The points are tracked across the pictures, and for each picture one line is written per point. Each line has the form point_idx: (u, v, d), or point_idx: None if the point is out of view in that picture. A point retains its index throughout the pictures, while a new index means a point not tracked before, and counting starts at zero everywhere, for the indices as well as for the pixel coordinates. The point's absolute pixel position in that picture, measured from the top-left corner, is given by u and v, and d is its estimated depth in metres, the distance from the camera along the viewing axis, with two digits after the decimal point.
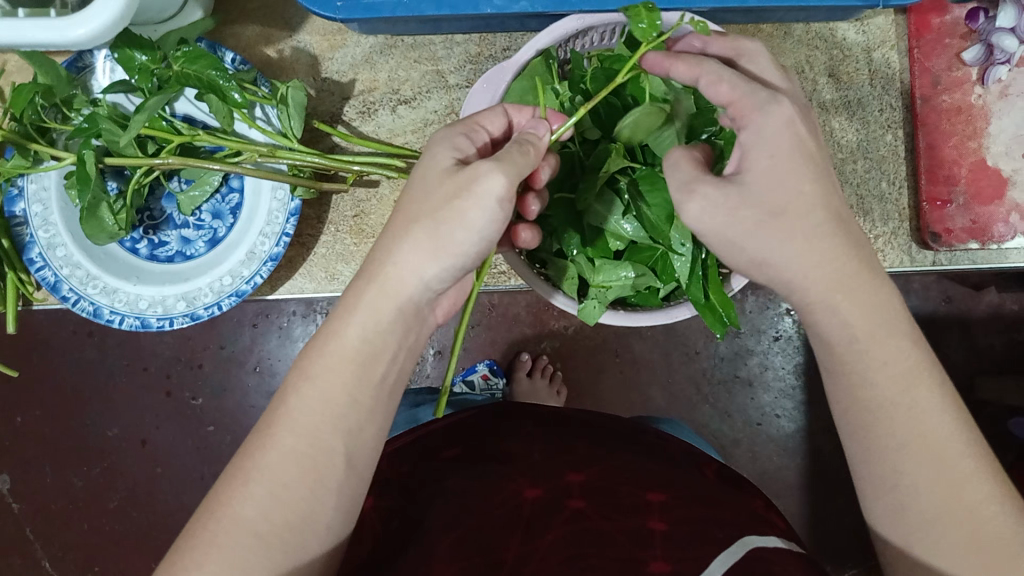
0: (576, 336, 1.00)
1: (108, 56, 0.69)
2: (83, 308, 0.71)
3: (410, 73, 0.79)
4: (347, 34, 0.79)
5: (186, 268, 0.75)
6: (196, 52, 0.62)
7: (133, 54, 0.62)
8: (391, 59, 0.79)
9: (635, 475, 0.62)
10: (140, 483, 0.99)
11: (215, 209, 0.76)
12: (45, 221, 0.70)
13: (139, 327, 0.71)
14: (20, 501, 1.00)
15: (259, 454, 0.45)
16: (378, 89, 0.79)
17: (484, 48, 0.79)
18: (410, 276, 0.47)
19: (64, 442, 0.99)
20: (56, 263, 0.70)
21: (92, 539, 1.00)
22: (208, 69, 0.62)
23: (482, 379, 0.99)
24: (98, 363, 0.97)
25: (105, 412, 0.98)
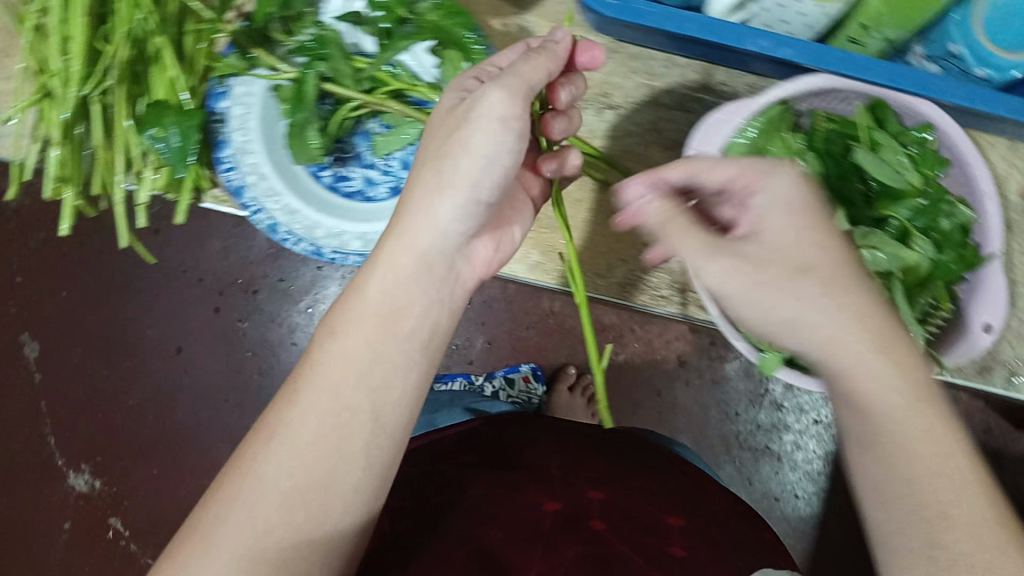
0: (623, 365, 1.00)
1: None
2: (261, 221, 0.68)
3: (625, 80, 0.71)
4: (576, 28, 0.72)
5: (365, 209, 0.71)
6: (454, 9, 0.62)
7: None
8: (610, 62, 0.71)
9: (653, 496, 0.63)
10: (164, 389, 0.99)
11: (406, 159, 0.71)
12: (243, 124, 0.67)
13: (311, 255, 0.68)
14: (43, 372, 0.98)
15: (285, 415, 0.45)
16: (589, 87, 0.71)
17: (706, 78, 0.71)
18: (430, 229, 0.50)
19: (103, 330, 0.98)
20: (244, 168, 0.67)
21: (102, 430, 0.98)
22: (461, 29, 0.62)
23: (522, 381, 0.98)
24: (156, 262, 0.97)
25: (151, 311, 0.98)
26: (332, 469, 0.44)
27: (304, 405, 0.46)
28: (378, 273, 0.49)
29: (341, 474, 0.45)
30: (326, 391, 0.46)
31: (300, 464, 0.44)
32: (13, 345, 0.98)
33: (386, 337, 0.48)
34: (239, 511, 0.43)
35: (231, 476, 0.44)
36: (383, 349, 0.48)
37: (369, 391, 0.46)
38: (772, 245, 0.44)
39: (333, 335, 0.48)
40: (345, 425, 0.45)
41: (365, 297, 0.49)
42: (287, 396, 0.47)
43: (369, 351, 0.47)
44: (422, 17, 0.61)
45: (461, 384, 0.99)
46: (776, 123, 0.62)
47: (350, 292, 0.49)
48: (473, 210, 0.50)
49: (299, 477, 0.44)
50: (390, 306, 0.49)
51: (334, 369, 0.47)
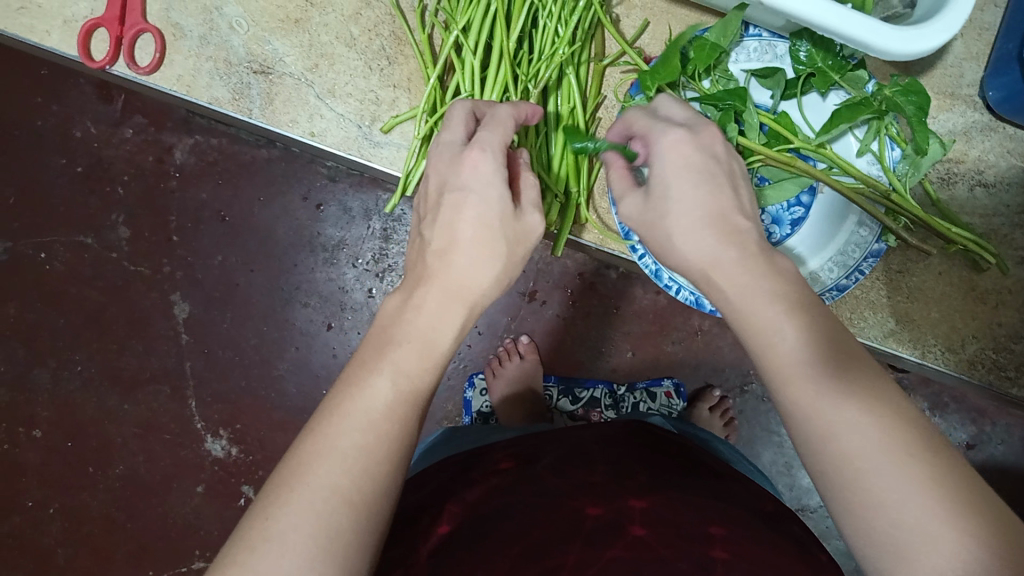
0: (760, 391, 1.01)
1: (760, 33, 0.63)
2: (646, 265, 0.67)
3: (999, 160, 0.72)
4: (959, 101, 0.71)
5: None
6: (914, 87, 0.57)
7: (796, 42, 0.60)
8: (988, 141, 0.71)
9: (697, 513, 0.61)
10: (310, 364, 0.99)
11: (775, 215, 0.69)
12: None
13: (691, 303, 0.67)
14: (190, 334, 0.98)
15: (331, 429, 0.41)
16: (964, 163, 0.71)
17: None
18: (470, 277, 0.46)
19: (254, 299, 0.98)
20: None
21: (244, 397, 0.98)
22: (913, 108, 0.56)
23: (664, 395, 0.98)
24: (316, 237, 0.97)
25: (303, 285, 0.97)
26: (382, 485, 0.40)
27: (349, 421, 0.41)
28: (432, 314, 0.46)
29: (384, 492, 0.40)
30: (385, 410, 0.42)
31: (362, 473, 0.40)
32: (163, 303, 0.98)
33: (435, 367, 0.45)
34: (291, 526, 0.38)
35: (287, 486, 0.39)
36: (420, 379, 0.44)
37: (408, 402, 0.43)
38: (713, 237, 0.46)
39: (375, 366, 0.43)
40: (402, 443, 0.42)
41: (430, 332, 0.45)
42: (331, 412, 0.42)
43: (418, 375, 0.44)
44: (879, 90, 0.58)
45: (602, 393, 0.99)
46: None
47: (390, 331, 0.45)
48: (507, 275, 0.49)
49: (348, 490, 0.39)
50: (438, 338, 0.45)
51: (394, 392, 0.43)
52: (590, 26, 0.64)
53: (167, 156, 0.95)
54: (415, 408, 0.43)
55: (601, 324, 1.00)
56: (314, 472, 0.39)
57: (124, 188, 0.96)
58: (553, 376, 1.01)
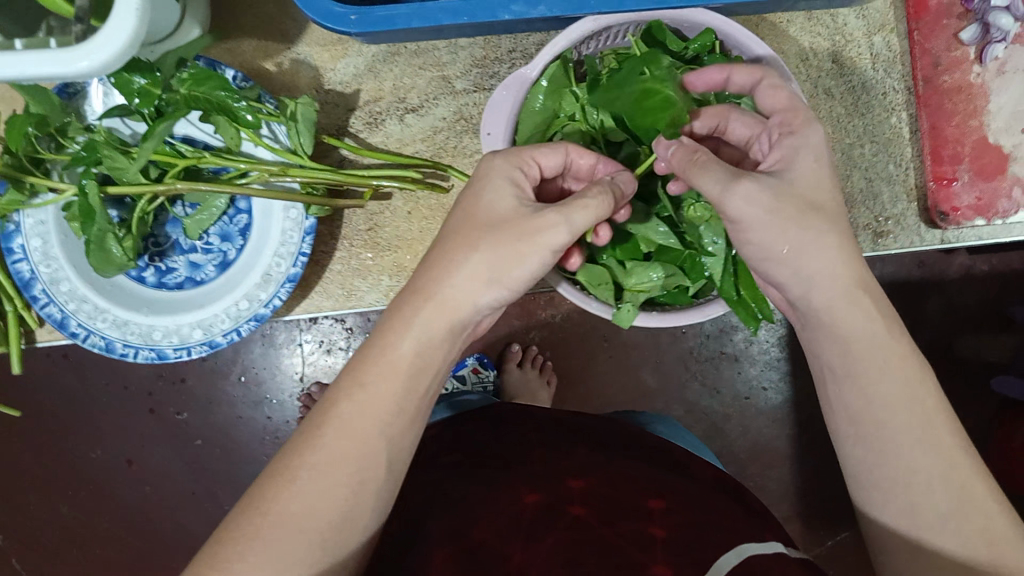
0: (563, 325, 0.99)
1: (101, 80, 0.65)
2: (93, 342, 0.68)
3: (415, 80, 0.76)
4: (348, 43, 0.75)
5: (196, 294, 0.72)
6: (203, 73, 0.58)
7: (131, 77, 0.57)
8: (395, 67, 0.76)
9: (635, 484, 0.62)
10: (132, 504, 0.97)
11: (223, 232, 0.73)
12: (46, 255, 0.67)
13: (155, 359, 0.69)
14: (8, 532, 0.97)
15: (308, 452, 0.48)
16: (383, 99, 0.76)
17: (489, 51, 0.76)
18: (468, 299, 0.52)
19: (46, 473, 0.96)
20: (61, 298, 0.67)
21: (87, 565, 0.97)
22: (217, 90, 0.59)
23: (472, 372, 0.99)
24: (76, 387, 0.94)
25: (88, 436, 0.96)
26: (354, 508, 0.48)
27: (326, 446, 0.49)
28: (410, 334, 0.51)
29: (360, 513, 0.49)
30: (354, 433, 0.49)
31: (322, 498, 0.47)
32: None
33: (400, 383, 0.51)
34: (264, 542, 0.46)
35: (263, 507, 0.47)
36: (404, 402, 0.51)
37: (388, 436, 0.50)
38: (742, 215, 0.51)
39: (360, 384, 0.50)
40: (367, 465, 0.49)
41: (396, 353, 0.51)
42: (310, 437, 0.49)
43: (395, 404, 0.50)
44: (175, 91, 0.59)
45: None
46: (561, 82, 0.62)
47: (377, 349, 0.51)
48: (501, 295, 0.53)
49: (323, 513, 0.47)
50: (421, 363, 0.52)
51: (364, 412, 0.50)
52: None
53: None
54: (383, 433, 0.50)
55: None
56: (297, 496, 0.47)
57: None
58: None
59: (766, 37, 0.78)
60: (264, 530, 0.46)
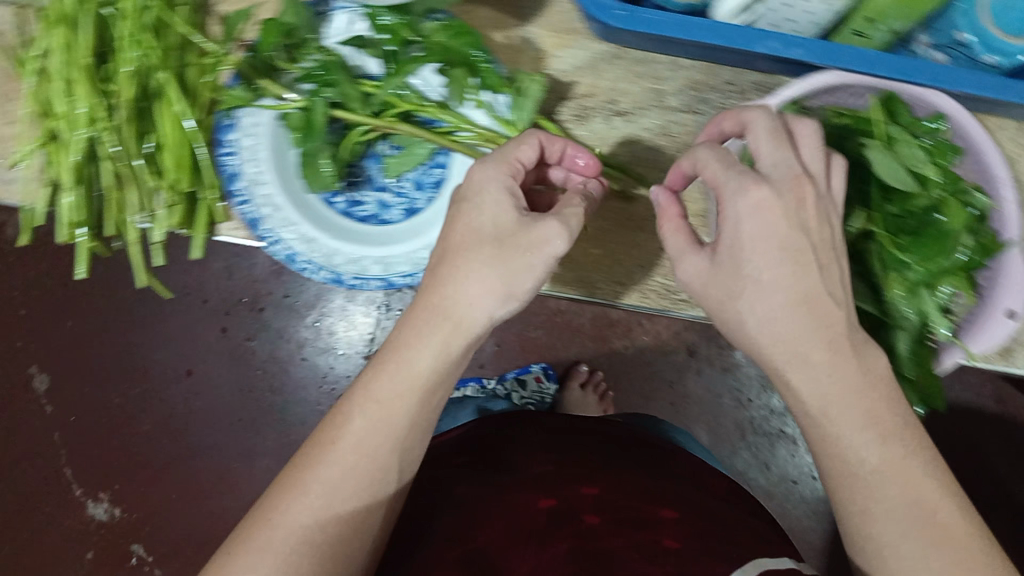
0: (631, 359, 1.00)
1: (349, 6, 0.60)
2: (276, 252, 0.63)
3: (631, 85, 0.65)
4: (580, 32, 0.64)
5: (380, 233, 0.67)
6: (462, 28, 0.56)
7: (376, 12, 0.56)
8: (616, 69, 0.65)
9: (649, 495, 0.62)
10: (178, 412, 0.98)
11: (417, 179, 0.67)
12: (254, 156, 0.62)
13: (331, 283, 0.64)
14: (54, 404, 0.98)
15: (319, 468, 0.45)
16: (597, 96, 0.65)
17: (709, 77, 0.65)
18: (480, 312, 0.47)
19: (109, 358, 0.98)
20: (257, 201, 0.62)
21: (118, 457, 0.98)
22: (467, 48, 0.56)
23: (534, 380, 0.99)
24: (159, 285, 0.97)
25: (158, 336, 0.98)
26: (365, 519, 0.46)
27: (342, 463, 0.45)
28: (430, 347, 0.47)
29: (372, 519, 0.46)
30: (364, 449, 0.45)
31: (331, 509, 0.44)
32: (23, 379, 0.97)
33: (414, 401, 0.47)
34: (260, 551, 0.43)
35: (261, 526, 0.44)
36: (417, 417, 0.47)
37: (400, 451, 0.47)
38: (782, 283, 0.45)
39: (375, 400, 0.46)
40: (379, 478, 0.46)
41: (413, 367, 0.47)
42: (325, 449, 0.46)
43: (408, 418, 0.46)
44: (431, 40, 0.56)
45: (474, 389, 0.99)
46: (800, 122, 0.58)
47: (393, 362, 0.47)
48: (510, 305, 0.48)
49: (331, 528, 0.44)
50: (434, 381, 0.47)
51: (374, 432, 0.46)
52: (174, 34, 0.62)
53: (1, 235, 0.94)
54: (395, 447, 0.46)
55: None
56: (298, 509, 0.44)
57: None
58: None
59: None
60: (257, 553, 0.43)
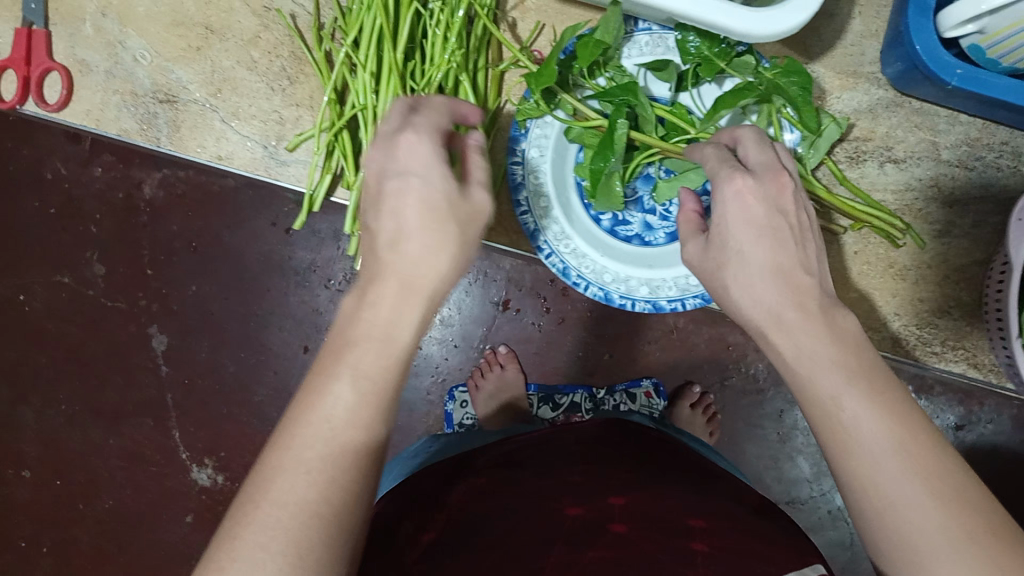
0: (744, 384, 1.00)
1: (655, 30, 0.70)
2: (553, 263, 0.73)
3: (907, 134, 0.80)
4: (861, 80, 0.79)
5: (646, 254, 0.76)
6: (793, 67, 0.63)
7: (688, 37, 0.65)
8: (894, 116, 0.79)
9: (674, 508, 0.65)
10: (290, 388, 1.00)
11: None
12: (538, 168, 0.72)
13: (599, 298, 0.74)
14: (169, 366, 0.99)
15: (315, 425, 0.42)
16: (872, 141, 0.80)
17: (983, 136, 0.80)
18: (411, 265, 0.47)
19: (228, 327, 0.99)
20: (536, 212, 0.72)
21: (226, 425, 1.00)
22: (795, 86, 0.62)
23: (644, 396, 0.99)
24: (285, 262, 0.97)
25: (278, 311, 0.98)
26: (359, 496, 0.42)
27: (336, 421, 0.42)
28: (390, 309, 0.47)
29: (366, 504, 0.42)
30: (359, 422, 0.43)
31: (336, 480, 0.41)
32: (141, 336, 0.99)
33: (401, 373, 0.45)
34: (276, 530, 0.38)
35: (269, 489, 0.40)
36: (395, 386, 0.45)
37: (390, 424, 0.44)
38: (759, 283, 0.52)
39: (352, 357, 0.45)
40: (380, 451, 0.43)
41: (404, 340, 0.46)
42: (318, 405, 0.43)
43: (402, 390, 0.45)
44: (763, 74, 0.64)
45: (582, 397, 1.00)
46: None
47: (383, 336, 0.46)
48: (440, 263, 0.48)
49: (330, 500, 0.40)
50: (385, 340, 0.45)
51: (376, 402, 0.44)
52: (483, 33, 0.70)
53: (136, 192, 0.94)
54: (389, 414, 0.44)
55: (576, 328, 0.99)
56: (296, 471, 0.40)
57: (96, 225, 0.96)
58: (533, 384, 1.01)
59: None
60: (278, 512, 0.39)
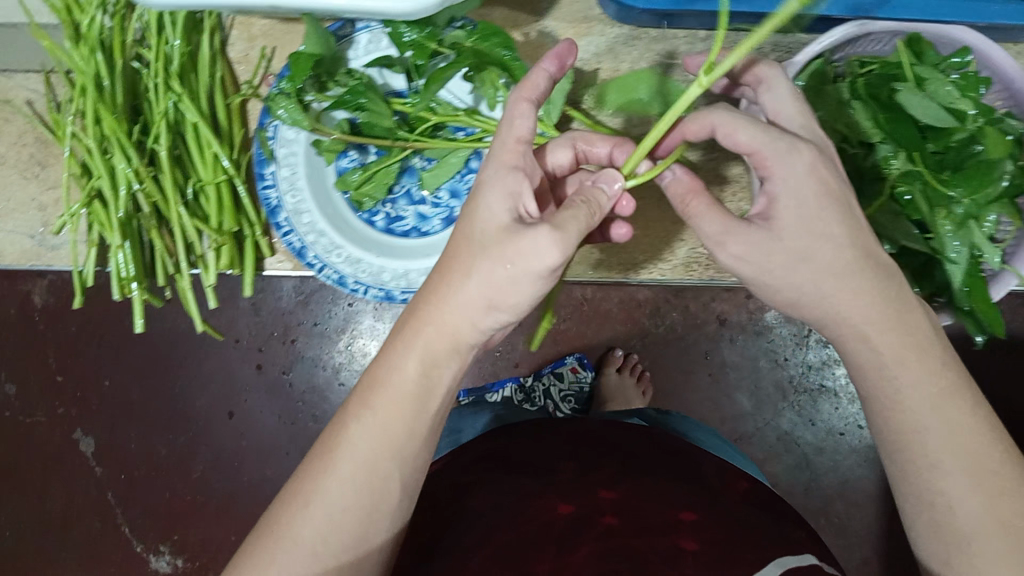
0: (665, 336, 1.01)
1: (371, 28, 0.69)
2: (327, 275, 0.73)
3: (652, 64, 0.79)
4: (594, 23, 0.79)
5: (424, 244, 0.76)
6: (490, 29, 0.61)
7: (401, 29, 0.62)
8: (634, 50, 0.80)
9: (668, 494, 0.66)
10: (225, 453, 0.99)
11: (452, 188, 0.76)
12: (293, 186, 0.72)
13: (381, 298, 0.74)
14: (102, 465, 0.99)
15: (318, 481, 0.50)
16: (619, 78, 0.79)
17: (725, 45, 0.79)
18: (467, 321, 0.52)
19: (151, 410, 0.98)
20: (301, 229, 0.72)
21: (172, 507, 0.99)
22: (499, 49, 0.60)
23: (571, 372, 1.00)
24: (192, 333, 0.97)
25: (196, 381, 0.98)
26: (366, 532, 0.50)
27: (338, 476, 0.50)
28: (419, 356, 0.52)
29: (374, 535, 0.51)
30: (361, 461, 0.50)
31: (329, 527, 0.49)
32: (68, 443, 0.98)
33: (409, 411, 0.51)
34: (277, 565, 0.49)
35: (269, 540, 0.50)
36: (417, 424, 0.52)
37: (401, 461, 0.51)
38: (806, 222, 0.53)
39: (369, 408, 0.51)
40: (379, 487, 0.50)
41: (406, 377, 0.52)
42: (322, 463, 0.51)
43: (405, 429, 0.51)
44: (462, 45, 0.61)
45: (513, 390, 0.97)
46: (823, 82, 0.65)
47: (384, 374, 0.52)
48: (502, 317, 0.53)
49: (332, 539, 0.49)
50: (422, 386, 0.52)
51: (369, 438, 0.51)
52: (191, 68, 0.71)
53: (28, 303, 0.95)
54: (395, 457, 0.51)
55: None
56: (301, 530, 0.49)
57: None
58: (462, 390, 0.99)
59: None
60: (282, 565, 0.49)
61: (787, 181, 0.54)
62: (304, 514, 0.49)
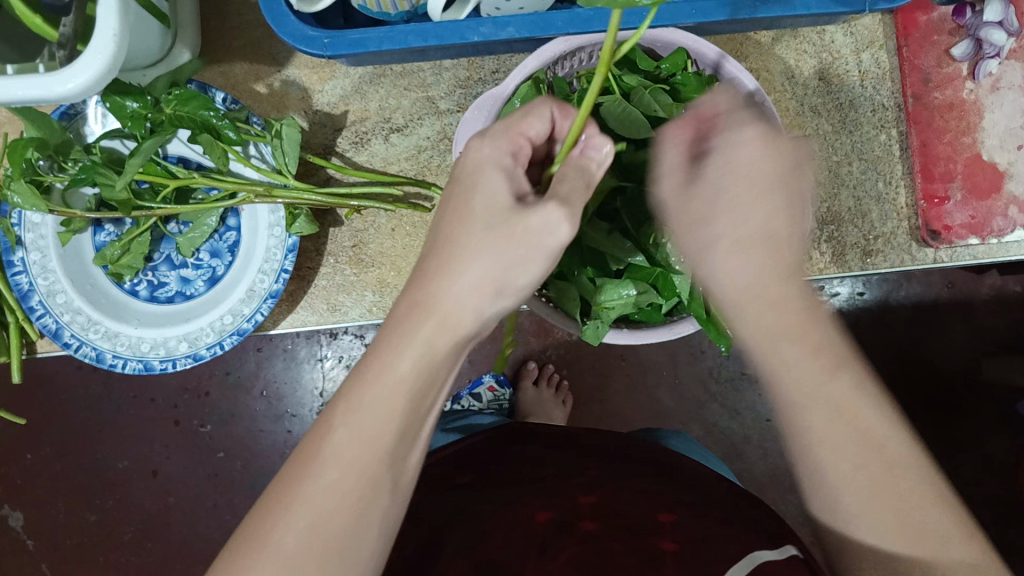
0: (580, 343, 1.00)
1: (98, 103, 0.71)
2: (85, 353, 0.72)
3: (400, 100, 0.79)
4: (336, 66, 0.78)
5: (187, 308, 0.76)
6: (187, 93, 0.63)
7: (124, 101, 0.63)
8: (381, 88, 0.79)
9: (649, 497, 0.60)
10: (152, 512, 0.99)
11: (213, 248, 0.77)
12: (44, 269, 0.72)
13: (141, 370, 0.72)
14: (34, 538, 1.00)
15: (302, 480, 0.43)
16: (369, 119, 0.79)
17: (473, 72, 0.79)
18: (471, 305, 0.47)
19: (74, 479, 0.99)
20: (56, 310, 0.72)
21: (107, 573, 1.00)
22: (201, 110, 0.64)
23: (488, 392, 0.98)
24: (103, 398, 0.97)
25: (115, 445, 0.98)
26: (359, 536, 0.43)
27: (325, 479, 0.43)
28: (411, 346, 0.45)
29: (366, 541, 0.44)
30: (350, 461, 0.44)
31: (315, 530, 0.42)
32: None
33: (411, 396, 0.46)
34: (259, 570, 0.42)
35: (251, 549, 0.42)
36: (413, 417, 0.46)
37: (395, 457, 0.45)
38: (731, 180, 0.47)
39: (358, 407, 0.45)
40: (377, 487, 0.44)
41: (395, 369, 0.45)
42: (303, 463, 0.44)
43: (402, 419, 0.45)
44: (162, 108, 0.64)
45: None
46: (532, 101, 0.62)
47: (376, 362, 0.45)
48: (505, 302, 0.48)
49: (319, 542, 0.42)
50: (422, 378, 0.46)
51: (357, 440, 0.44)
52: None
53: None
54: (400, 438, 0.45)
55: None
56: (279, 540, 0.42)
57: None
58: None
59: (750, 54, 0.78)
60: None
61: (727, 146, 0.48)
62: (285, 520, 0.42)
